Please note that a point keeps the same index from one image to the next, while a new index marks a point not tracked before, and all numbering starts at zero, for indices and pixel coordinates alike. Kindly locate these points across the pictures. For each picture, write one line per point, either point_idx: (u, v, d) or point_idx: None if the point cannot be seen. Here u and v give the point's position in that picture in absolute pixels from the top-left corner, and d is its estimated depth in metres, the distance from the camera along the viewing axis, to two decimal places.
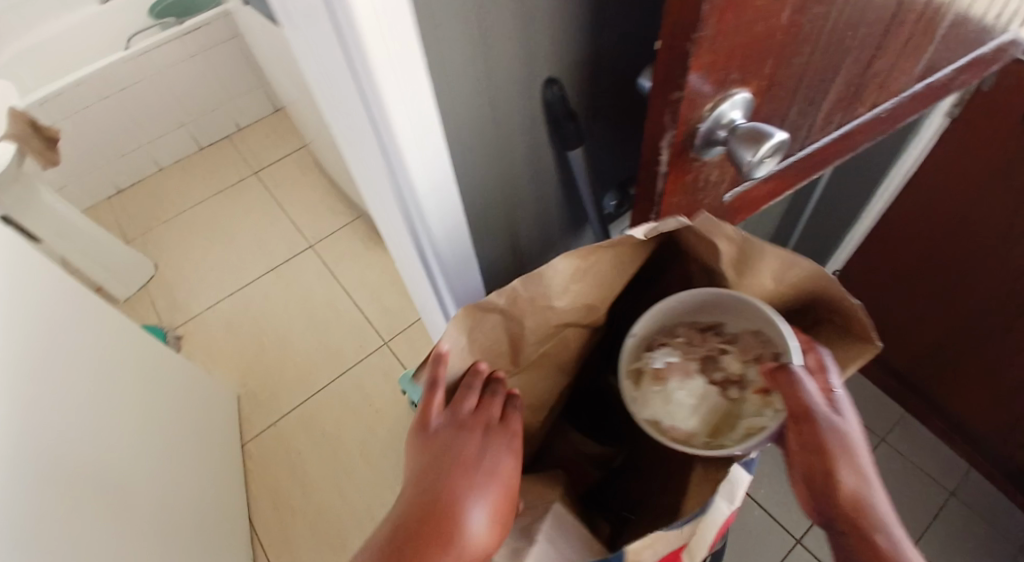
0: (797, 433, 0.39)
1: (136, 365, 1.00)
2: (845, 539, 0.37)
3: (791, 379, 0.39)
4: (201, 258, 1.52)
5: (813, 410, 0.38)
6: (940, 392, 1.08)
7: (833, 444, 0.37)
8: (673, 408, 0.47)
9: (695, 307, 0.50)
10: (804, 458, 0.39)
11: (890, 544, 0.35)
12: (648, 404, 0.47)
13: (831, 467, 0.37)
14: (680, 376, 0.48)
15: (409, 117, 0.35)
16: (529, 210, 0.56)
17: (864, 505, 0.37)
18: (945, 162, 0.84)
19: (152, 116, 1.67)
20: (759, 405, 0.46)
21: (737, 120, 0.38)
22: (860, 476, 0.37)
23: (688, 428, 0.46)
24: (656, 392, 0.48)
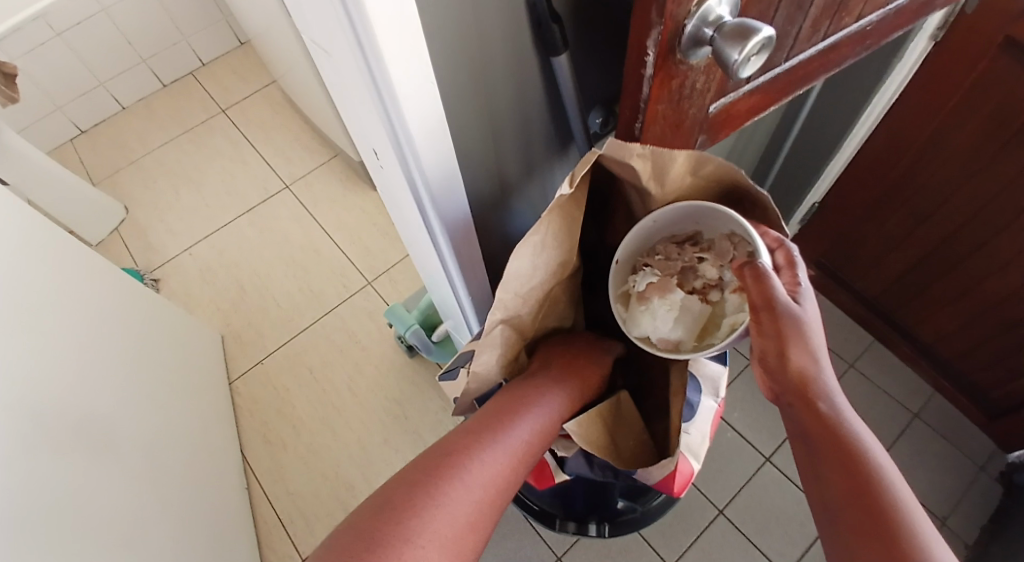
0: (759, 324, 0.42)
1: (116, 308, 0.98)
2: (792, 408, 0.43)
3: (757, 274, 0.42)
4: (173, 200, 1.48)
5: (776, 301, 0.41)
6: (906, 318, 1.13)
7: (790, 333, 0.41)
8: (659, 320, 0.51)
9: (675, 221, 0.53)
10: (763, 344, 0.43)
11: (830, 411, 0.41)
12: (636, 320, 0.52)
13: (785, 351, 0.42)
14: (661, 293, 0.51)
15: (385, 11, 0.33)
16: (514, 131, 0.55)
17: (813, 382, 0.42)
18: (924, 88, 0.84)
19: (111, 50, 1.58)
20: (738, 302, 0.50)
21: (724, 17, 0.37)
22: (814, 360, 0.42)
23: (675, 336, 0.51)
24: (642, 310, 0.52)
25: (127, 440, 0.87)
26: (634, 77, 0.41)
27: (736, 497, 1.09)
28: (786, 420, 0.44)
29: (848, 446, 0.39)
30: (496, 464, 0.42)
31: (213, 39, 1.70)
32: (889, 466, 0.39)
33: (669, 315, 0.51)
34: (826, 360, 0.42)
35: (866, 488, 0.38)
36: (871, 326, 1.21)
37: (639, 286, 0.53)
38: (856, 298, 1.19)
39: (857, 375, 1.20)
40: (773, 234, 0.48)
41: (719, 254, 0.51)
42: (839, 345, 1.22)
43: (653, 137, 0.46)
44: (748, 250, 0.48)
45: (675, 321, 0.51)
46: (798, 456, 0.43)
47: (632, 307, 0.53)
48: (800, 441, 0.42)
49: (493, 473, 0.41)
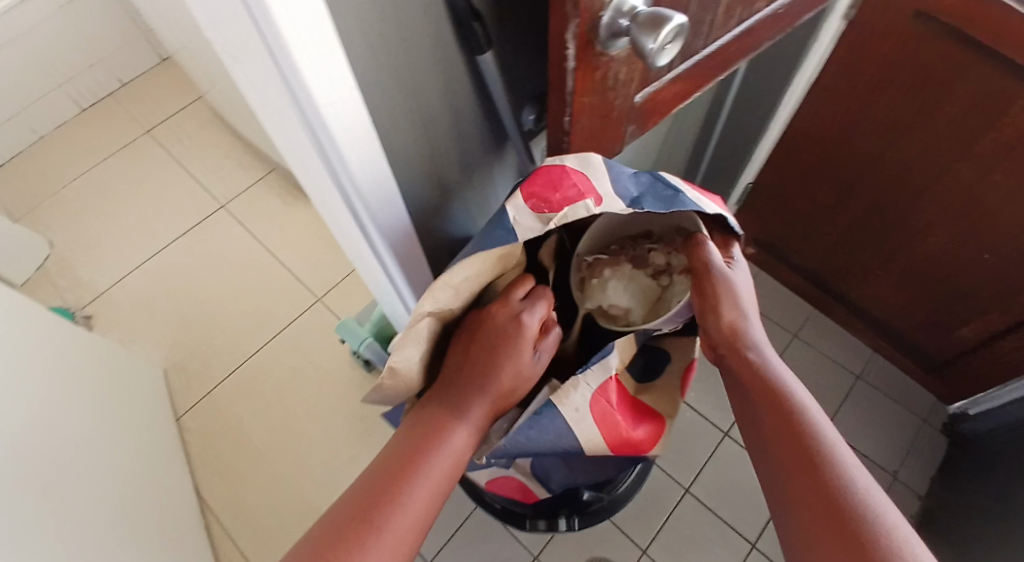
0: (699, 288, 0.49)
1: (45, 350, 0.91)
2: (728, 360, 0.47)
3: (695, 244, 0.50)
4: (100, 230, 1.40)
5: (709, 268, 0.48)
6: (843, 287, 1.18)
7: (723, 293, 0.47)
8: (612, 292, 0.58)
9: (629, 218, 0.60)
10: (699, 304, 0.49)
11: (760, 359, 0.46)
12: (592, 295, 0.59)
13: (720, 311, 0.47)
14: (612, 270, 0.59)
15: (295, 17, 0.32)
16: (446, 132, 0.54)
17: (743, 335, 0.47)
18: (839, 68, 0.88)
19: (22, 78, 1.47)
20: (682, 285, 0.56)
21: (638, 7, 0.37)
22: (743, 319, 0.47)
23: (623, 305, 0.58)
24: (598, 286, 0.59)
25: (69, 488, 0.81)
26: (558, 71, 0.41)
27: (700, 475, 1.12)
28: (727, 379, 0.48)
29: (775, 391, 0.43)
30: (427, 492, 0.42)
31: (131, 57, 1.62)
32: (814, 410, 0.42)
33: (620, 289, 0.58)
34: (753, 320, 0.48)
35: (791, 427, 0.41)
36: (811, 297, 1.26)
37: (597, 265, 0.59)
38: (795, 271, 1.24)
39: (803, 345, 1.25)
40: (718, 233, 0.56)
41: (666, 244, 0.58)
42: (784, 318, 1.27)
43: (583, 128, 0.46)
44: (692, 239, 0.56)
45: (625, 295, 0.58)
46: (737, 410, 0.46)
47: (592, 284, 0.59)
48: (738, 395, 0.46)
49: (424, 502, 0.42)
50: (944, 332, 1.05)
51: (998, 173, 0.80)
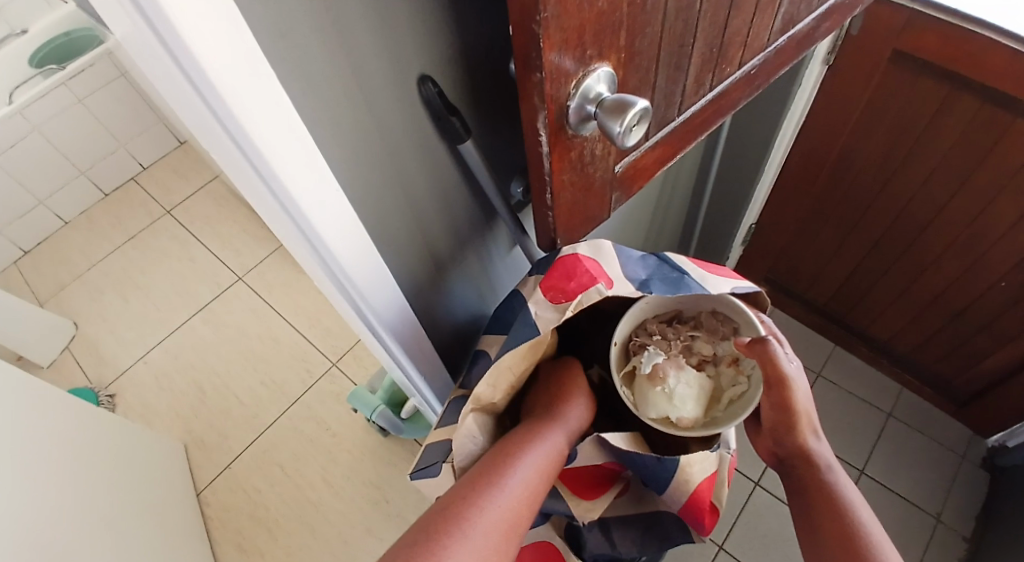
0: (769, 396, 0.50)
1: (68, 433, 0.94)
2: (794, 467, 0.51)
3: (765, 351, 0.48)
4: (122, 310, 1.44)
5: (782, 376, 0.48)
6: (859, 321, 1.16)
7: (795, 404, 0.50)
8: (677, 400, 0.52)
9: (659, 303, 0.57)
10: (773, 416, 0.51)
11: (828, 473, 0.49)
12: (652, 402, 0.53)
13: (793, 421, 0.51)
14: (674, 370, 0.53)
15: (279, 142, 0.35)
16: (437, 213, 0.56)
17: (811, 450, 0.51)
18: (825, 109, 0.89)
19: (46, 169, 1.57)
20: (733, 375, 0.55)
21: (604, 93, 0.40)
22: (811, 430, 0.52)
23: (691, 414, 0.53)
24: (658, 391, 0.53)
25: None
26: (534, 154, 0.43)
27: (732, 529, 1.07)
28: (786, 481, 0.52)
29: (840, 506, 0.47)
30: (508, 506, 0.42)
31: (151, 142, 1.72)
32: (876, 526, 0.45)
33: (686, 393, 0.53)
34: (819, 433, 0.52)
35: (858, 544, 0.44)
36: (829, 334, 1.24)
37: (646, 368, 0.54)
38: (809, 307, 1.23)
39: (826, 384, 1.22)
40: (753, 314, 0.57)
41: (710, 331, 0.56)
42: (804, 357, 1.25)
43: (566, 203, 0.48)
44: (736, 327, 0.56)
45: (691, 399, 0.53)
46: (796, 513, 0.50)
47: (643, 387, 0.54)
48: (800, 500, 0.49)
49: (505, 518, 0.41)
50: (969, 362, 1.02)
51: (1000, 202, 0.80)
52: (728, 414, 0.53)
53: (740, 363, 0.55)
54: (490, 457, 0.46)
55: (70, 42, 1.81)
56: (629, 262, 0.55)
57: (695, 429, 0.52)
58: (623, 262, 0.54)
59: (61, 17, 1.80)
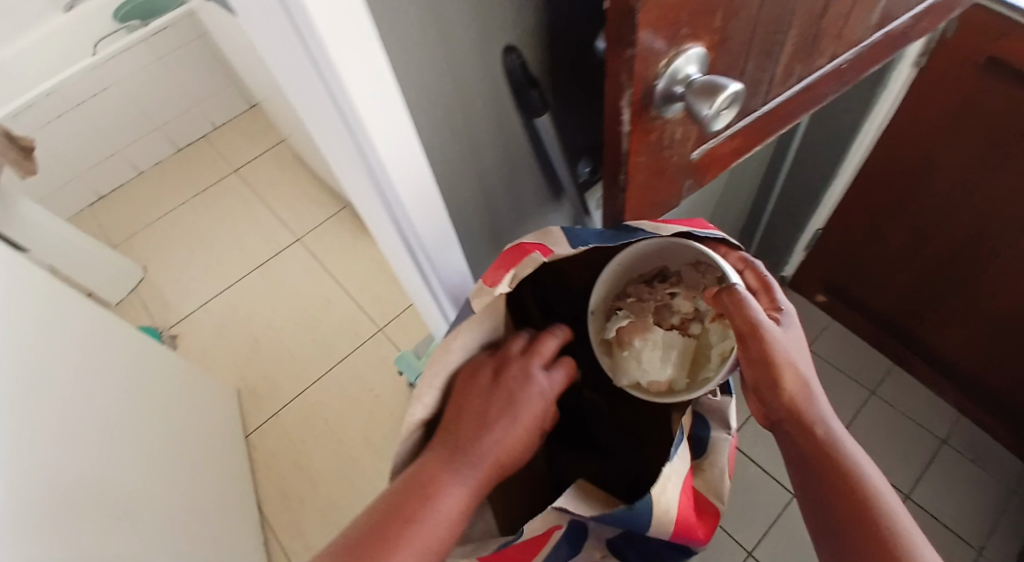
0: (747, 351, 0.43)
1: (134, 371, 1.00)
2: (788, 431, 0.44)
3: (737, 301, 0.43)
4: (187, 259, 1.52)
5: (755, 327, 0.42)
6: (922, 338, 1.11)
7: (778, 359, 0.42)
8: (645, 364, 0.51)
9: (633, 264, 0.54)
10: (754, 373, 0.44)
11: (827, 432, 0.42)
12: (623, 369, 0.52)
13: (778, 381, 0.43)
14: (641, 335, 0.51)
15: (373, 101, 0.36)
16: (503, 186, 0.56)
17: (806, 407, 0.43)
18: (910, 112, 0.85)
19: (126, 120, 1.65)
20: (720, 331, 0.50)
21: (694, 75, 0.39)
22: (804, 385, 0.43)
23: (667, 377, 0.50)
24: (627, 355, 0.52)
25: (146, 504, 0.88)
26: (613, 134, 0.43)
27: (764, 536, 1.07)
28: (783, 448, 0.45)
29: (845, 471, 0.40)
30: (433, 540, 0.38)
31: (224, 102, 1.79)
32: (891, 499, 0.39)
33: (655, 356, 0.51)
34: (817, 385, 0.44)
35: (870, 524, 0.38)
36: (887, 349, 1.19)
37: (613, 332, 0.53)
38: (867, 319, 1.18)
39: (878, 401, 1.18)
40: (737, 254, 0.51)
41: (689, 286, 0.51)
42: (857, 371, 1.20)
43: (638, 186, 0.47)
44: (717, 275, 0.49)
45: (662, 361, 0.51)
46: (796, 484, 0.43)
47: (616, 354, 0.53)
48: (799, 471, 0.43)
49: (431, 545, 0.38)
50: None
51: None
52: (714, 374, 0.49)
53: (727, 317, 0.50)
54: (431, 462, 0.42)
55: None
56: (578, 237, 0.47)
57: (670, 394, 0.50)
58: (569, 238, 0.47)
59: None
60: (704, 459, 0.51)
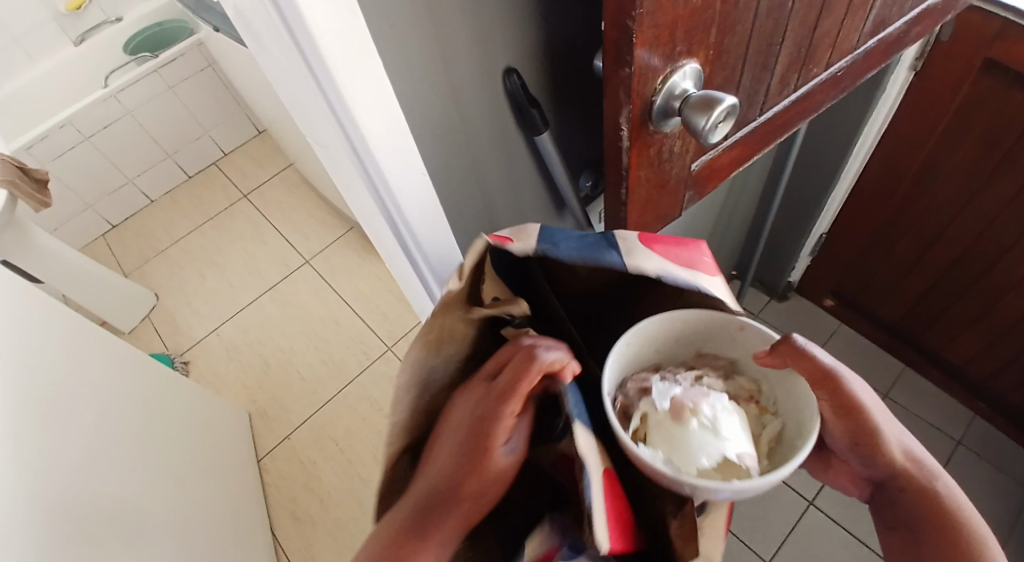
0: (826, 399, 0.36)
1: (148, 395, 1.01)
2: (897, 495, 0.36)
3: (800, 346, 0.35)
4: (197, 285, 1.54)
5: (829, 371, 0.35)
6: (934, 343, 1.10)
7: (863, 407, 0.36)
8: (725, 431, 0.33)
9: (640, 348, 0.40)
10: (842, 427, 0.37)
11: (948, 491, 0.35)
12: (692, 451, 0.33)
13: (873, 431, 0.36)
14: (702, 398, 0.35)
15: (376, 122, 0.37)
16: (507, 203, 0.57)
17: (912, 463, 0.36)
18: (909, 117, 0.86)
19: (138, 150, 1.69)
20: (758, 417, 0.38)
21: (690, 90, 0.40)
22: (901, 443, 0.36)
23: (749, 456, 0.33)
24: (694, 431, 0.33)
25: (159, 529, 0.88)
26: (613, 149, 0.43)
27: (781, 546, 1.06)
28: (886, 518, 0.36)
29: (972, 539, 0.33)
30: None
31: (232, 129, 1.82)
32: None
33: (732, 426, 0.34)
34: (913, 443, 0.37)
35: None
36: (898, 353, 1.18)
37: (664, 406, 0.35)
38: (877, 324, 1.18)
39: (893, 406, 1.16)
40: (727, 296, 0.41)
41: (713, 365, 0.40)
42: (870, 376, 1.19)
43: (640, 199, 0.47)
44: (735, 361, 0.40)
45: (742, 431, 0.34)
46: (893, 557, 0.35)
47: (673, 433, 0.34)
48: (904, 543, 0.35)
49: None
50: None
51: None
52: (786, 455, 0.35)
53: (761, 402, 0.39)
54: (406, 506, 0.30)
55: (162, 31, 1.93)
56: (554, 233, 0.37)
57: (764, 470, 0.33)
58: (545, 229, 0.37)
59: (156, 8, 1.93)
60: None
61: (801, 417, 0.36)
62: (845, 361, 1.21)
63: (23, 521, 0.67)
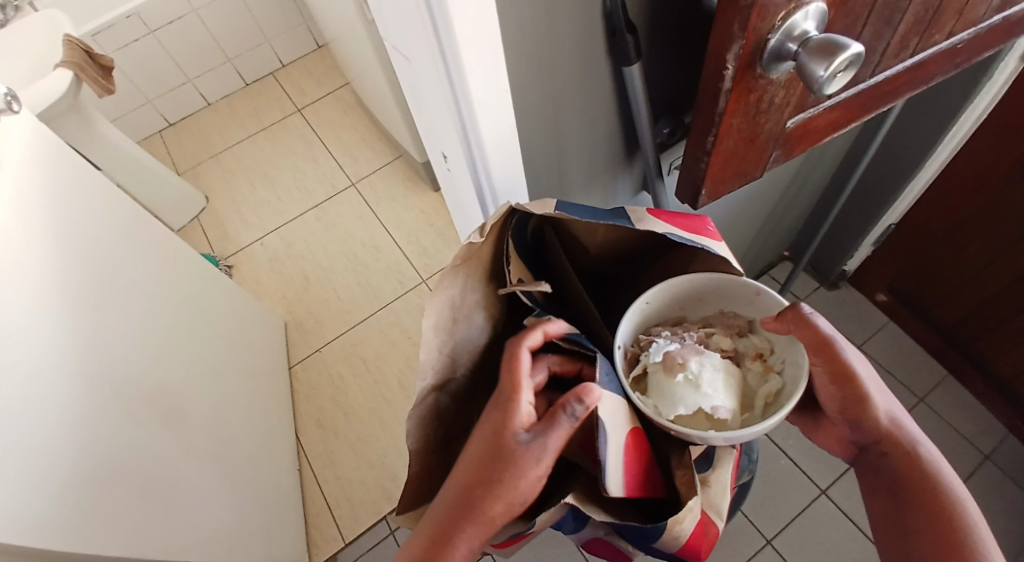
0: (821, 365, 0.41)
1: (192, 289, 1.04)
2: (883, 454, 0.43)
3: (805, 317, 0.40)
4: (246, 193, 1.56)
5: (828, 340, 0.40)
6: (985, 352, 1.06)
7: (855, 374, 0.41)
8: (706, 388, 0.38)
9: (662, 304, 0.45)
10: (838, 395, 0.43)
11: (927, 454, 0.42)
12: (673, 397, 0.38)
13: (865, 398, 0.42)
14: (696, 354, 0.40)
15: (467, 15, 0.35)
16: (579, 138, 0.55)
17: (897, 427, 0.43)
18: (1014, 107, 0.79)
19: (197, 51, 1.70)
20: (761, 373, 0.41)
21: (810, 33, 0.36)
22: (889, 410, 0.43)
23: (726, 407, 0.38)
24: (680, 382, 0.39)
25: (193, 415, 0.92)
26: (710, 90, 0.41)
27: (786, 527, 1.06)
28: (871, 473, 0.44)
29: (943, 495, 0.40)
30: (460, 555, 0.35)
31: (293, 41, 1.80)
32: (979, 518, 0.39)
33: (717, 381, 0.39)
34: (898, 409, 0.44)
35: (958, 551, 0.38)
36: (944, 358, 1.14)
37: (657, 359, 0.40)
38: (928, 324, 1.13)
39: (927, 411, 1.12)
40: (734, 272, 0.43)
41: (725, 326, 0.43)
42: (910, 377, 1.15)
43: (726, 150, 0.45)
44: (750, 320, 0.44)
45: (724, 386, 0.39)
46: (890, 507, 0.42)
47: (664, 382, 0.39)
48: (886, 492, 0.42)
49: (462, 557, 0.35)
50: None
51: None
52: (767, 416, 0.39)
53: (768, 360, 0.42)
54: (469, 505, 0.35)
55: None
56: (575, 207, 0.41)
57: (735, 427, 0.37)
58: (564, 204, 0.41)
59: None
60: (713, 470, 0.44)
61: (795, 377, 0.40)
62: (886, 358, 1.17)
63: (62, 389, 0.71)
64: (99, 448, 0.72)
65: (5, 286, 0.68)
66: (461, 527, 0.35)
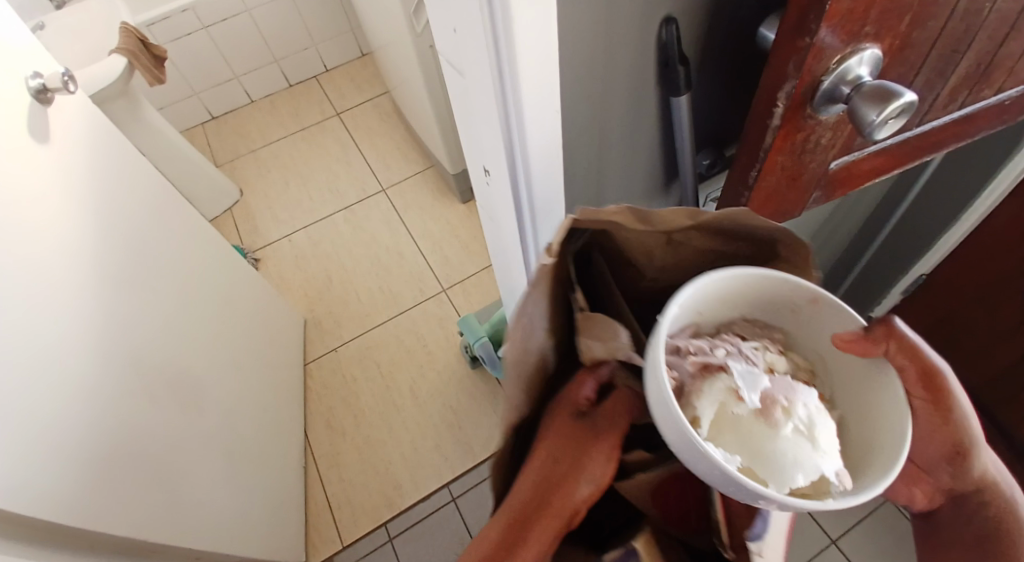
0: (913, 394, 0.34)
1: (220, 277, 1.07)
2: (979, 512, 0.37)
3: (911, 338, 0.32)
4: (278, 190, 1.60)
5: (932, 368, 0.33)
6: (1009, 415, 1.04)
7: (960, 416, 0.35)
8: (823, 443, 0.29)
9: (690, 310, 0.34)
10: (939, 443, 0.36)
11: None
12: (791, 460, 0.28)
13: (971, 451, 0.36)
14: (789, 390, 0.30)
15: (529, 34, 0.36)
16: (620, 162, 0.56)
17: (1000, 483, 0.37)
18: None
19: (246, 49, 1.75)
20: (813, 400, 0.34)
21: (864, 77, 0.37)
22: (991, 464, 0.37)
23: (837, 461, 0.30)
24: (794, 440, 0.29)
25: (208, 400, 0.94)
26: (759, 126, 0.41)
27: None
28: (958, 529, 0.38)
29: None
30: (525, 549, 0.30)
31: (339, 48, 1.85)
32: None
33: (829, 430, 0.30)
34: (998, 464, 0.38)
35: None
36: None
37: (752, 401, 0.30)
38: None
39: None
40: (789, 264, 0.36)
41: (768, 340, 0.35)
42: None
43: (768, 187, 0.45)
44: (783, 331, 0.36)
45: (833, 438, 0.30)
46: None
47: (757, 434, 0.29)
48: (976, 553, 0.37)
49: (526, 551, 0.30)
50: None
51: None
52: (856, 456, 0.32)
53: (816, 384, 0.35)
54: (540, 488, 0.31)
55: None
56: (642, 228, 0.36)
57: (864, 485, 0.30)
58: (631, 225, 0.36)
59: None
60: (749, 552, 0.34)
61: (856, 404, 0.34)
62: None
63: (86, 362, 0.72)
64: (111, 425, 0.73)
65: (44, 257, 0.71)
66: (538, 512, 0.31)
